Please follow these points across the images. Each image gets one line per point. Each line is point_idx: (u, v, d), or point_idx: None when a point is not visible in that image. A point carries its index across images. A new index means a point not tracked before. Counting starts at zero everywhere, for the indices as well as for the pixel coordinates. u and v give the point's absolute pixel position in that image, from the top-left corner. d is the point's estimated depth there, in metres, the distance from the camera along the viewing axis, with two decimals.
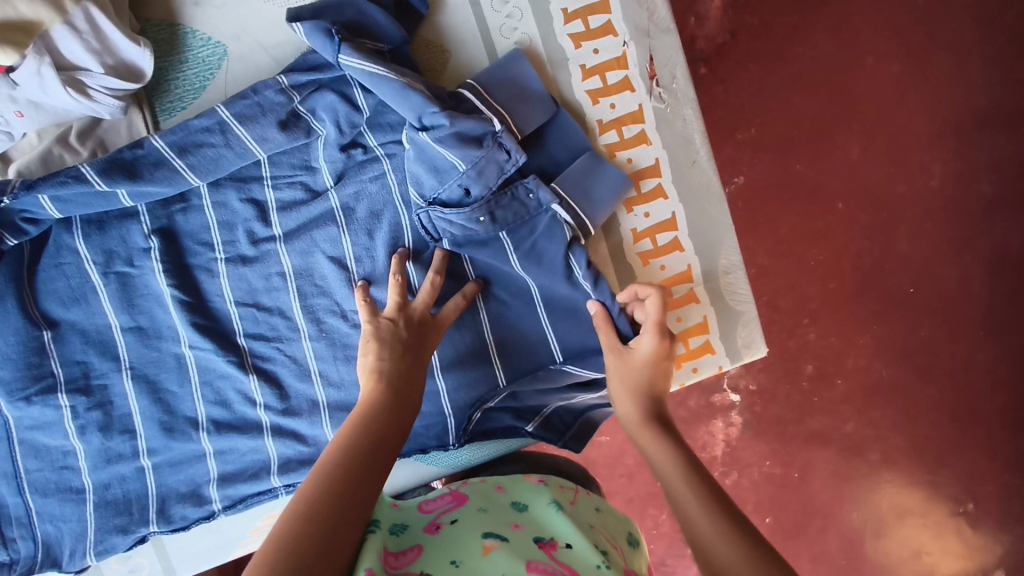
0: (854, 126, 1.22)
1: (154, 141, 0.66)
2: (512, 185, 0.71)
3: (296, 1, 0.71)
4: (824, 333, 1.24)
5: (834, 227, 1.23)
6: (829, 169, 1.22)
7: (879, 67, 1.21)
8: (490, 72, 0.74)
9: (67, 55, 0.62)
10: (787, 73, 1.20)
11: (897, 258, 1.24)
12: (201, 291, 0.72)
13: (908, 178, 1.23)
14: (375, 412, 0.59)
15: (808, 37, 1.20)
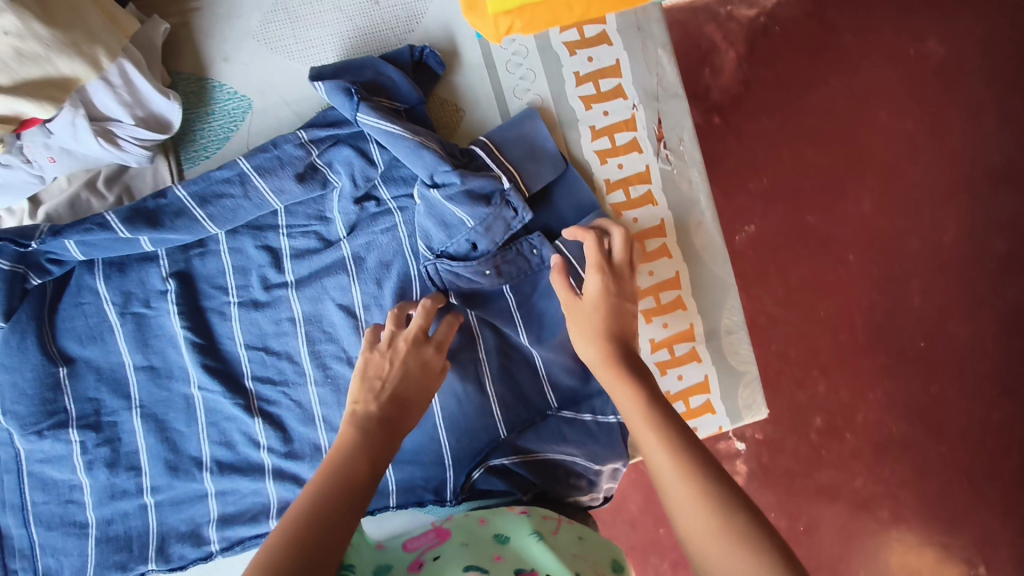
0: (866, 181, 1.23)
1: (176, 191, 0.69)
2: (517, 242, 0.75)
3: (320, 61, 0.75)
4: (834, 386, 1.23)
5: (846, 279, 1.23)
6: (840, 222, 1.23)
7: (891, 124, 1.23)
8: (502, 130, 0.77)
9: (100, 107, 0.65)
10: (800, 126, 1.22)
11: (909, 312, 1.24)
12: (213, 333, 0.74)
13: (919, 233, 1.24)
14: (353, 464, 0.57)
15: (821, 93, 1.22)
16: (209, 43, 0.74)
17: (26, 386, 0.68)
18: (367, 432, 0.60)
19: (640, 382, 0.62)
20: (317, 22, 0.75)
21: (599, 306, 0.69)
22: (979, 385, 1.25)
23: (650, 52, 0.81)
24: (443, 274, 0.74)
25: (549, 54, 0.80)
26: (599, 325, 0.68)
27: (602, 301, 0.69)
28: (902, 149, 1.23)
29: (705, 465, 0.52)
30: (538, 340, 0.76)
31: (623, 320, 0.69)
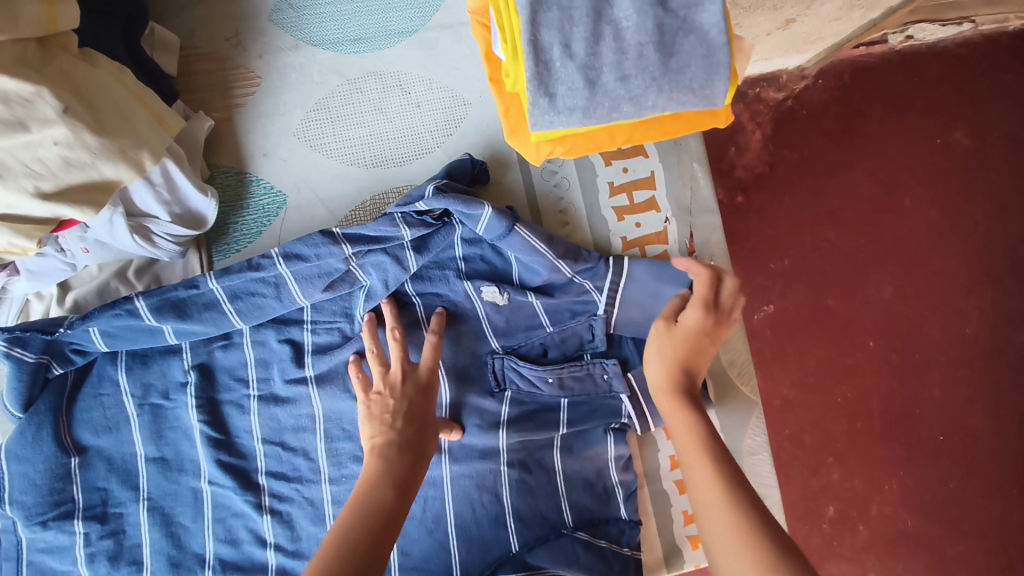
0: (889, 268, 1.12)
1: (209, 282, 0.69)
2: (589, 363, 0.76)
3: (357, 162, 0.76)
4: (848, 475, 1.11)
5: (865, 366, 1.11)
6: (862, 307, 1.11)
7: (917, 213, 1.12)
8: (647, 273, 0.75)
9: (139, 204, 0.65)
10: (823, 208, 1.12)
11: (929, 403, 1.11)
12: (228, 427, 0.72)
13: (942, 322, 1.11)
14: (379, 490, 0.59)
15: (848, 174, 1.12)
16: (250, 139, 0.75)
17: (37, 477, 0.67)
18: (390, 460, 0.61)
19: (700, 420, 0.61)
20: (357, 123, 0.76)
21: (692, 336, 0.67)
22: (1015, 495, 1.09)
23: (685, 167, 0.82)
24: (503, 373, 0.75)
25: (585, 163, 0.81)
26: (680, 352, 0.67)
27: (696, 336, 0.67)
28: (931, 236, 1.12)
29: (758, 522, 0.51)
30: (569, 451, 0.77)
31: (702, 359, 0.67)
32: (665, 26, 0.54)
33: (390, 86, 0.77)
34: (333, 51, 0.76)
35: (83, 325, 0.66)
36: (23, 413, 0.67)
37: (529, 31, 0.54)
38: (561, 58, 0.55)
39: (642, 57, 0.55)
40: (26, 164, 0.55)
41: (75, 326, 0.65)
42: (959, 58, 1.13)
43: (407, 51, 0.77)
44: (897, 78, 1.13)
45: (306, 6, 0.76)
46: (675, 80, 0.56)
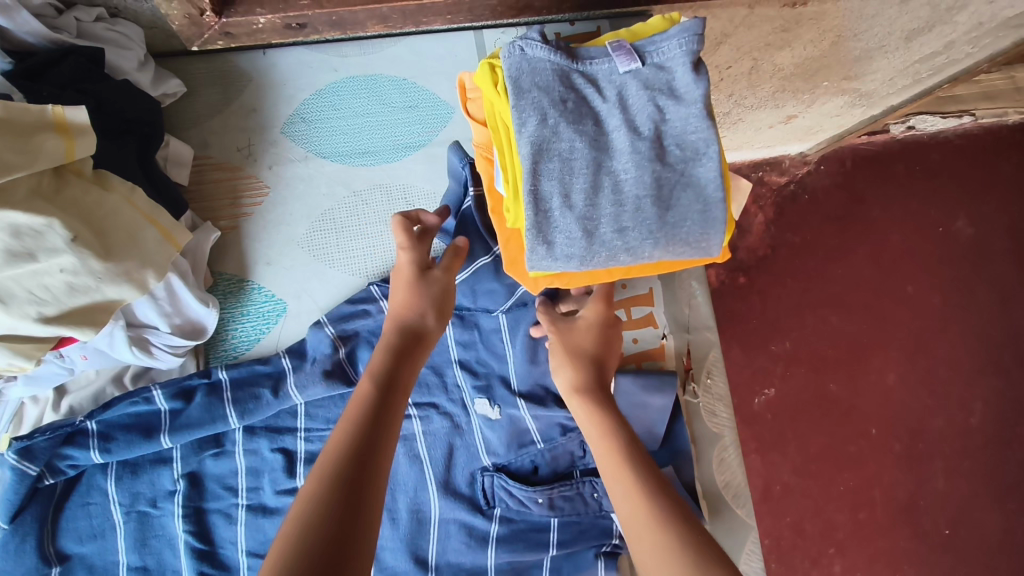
0: (890, 358, 1.11)
1: (220, 372, 0.71)
2: (580, 482, 0.74)
3: (359, 272, 0.77)
4: (852, 568, 1.06)
5: (867, 454, 1.08)
6: (864, 393, 1.10)
7: (919, 299, 1.12)
8: (634, 386, 0.77)
9: (141, 317, 0.66)
10: (825, 293, 1.11)
11: (933, 496, 1.08)
12: (214, 537, 0.70)
13: (946, 412, 1.10)
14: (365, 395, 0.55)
15: (850, 262, 1.12)
16: (256, 248, 0.76)
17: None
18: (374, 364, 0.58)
19: (618, 424, 0.62)
20: (361, 234, 0.78)
21: (590, 332, 0.69)
22: None
23: (684, 286, 0.84)
24: (494, 491, 0.74)
25: None
26: (583, 350, 0.68)
27: (598, 330, 0.70)
28: (932, 327, 1.12)
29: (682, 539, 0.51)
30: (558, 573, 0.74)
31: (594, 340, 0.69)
32: (662, 181, 0.57)
33: (395, 199, 0.79)
34: (342, 163, 0.79)
35: (100, 415, 0.68)
36: (7, 523, 0.65)
37: (531, 182, 0.57)
38: (560, 209, 0.57)
39: (640, 211, 0.57)
40: (31, 291, 0.56)
41: (94, 416, 0.67)
42: (960, 149, 1.15)
43: (415, 164, 0.80)
44: (899, 166, 1.14)
45: (318, 119, 0.79)
46: (672, 234, 0.57)
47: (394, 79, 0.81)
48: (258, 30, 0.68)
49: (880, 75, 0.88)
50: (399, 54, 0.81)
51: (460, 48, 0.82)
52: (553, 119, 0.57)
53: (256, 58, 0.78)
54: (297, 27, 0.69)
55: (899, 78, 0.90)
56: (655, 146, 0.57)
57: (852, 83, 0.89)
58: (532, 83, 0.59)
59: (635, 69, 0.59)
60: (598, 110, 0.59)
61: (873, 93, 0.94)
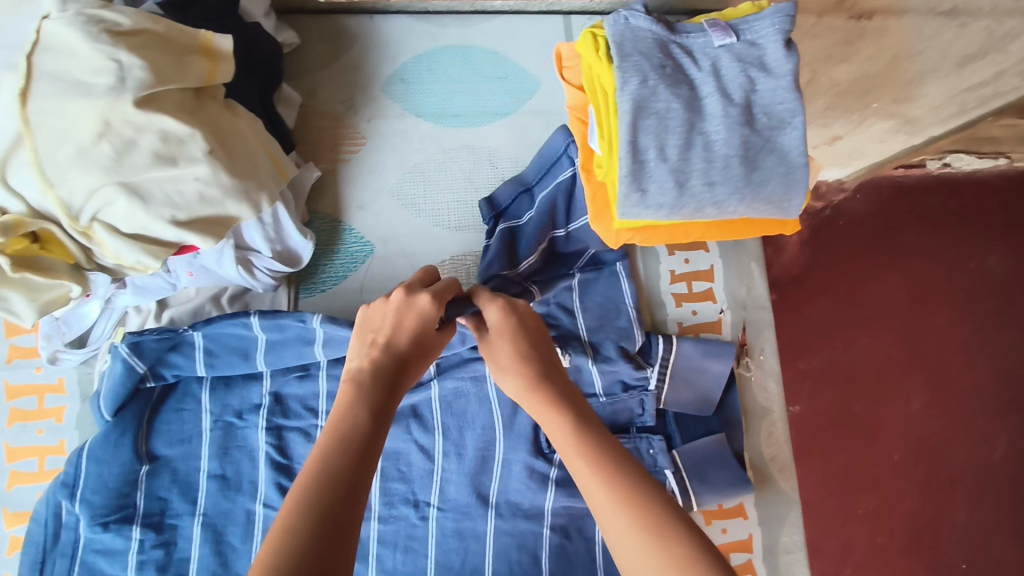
0: (917, 382, 1.11)
1: (313, 319, 0.73)
2: (637, 437, 0.81)
3: (443, 223, 0.83)
4: None
5: (888, 477, 1.08)
6: (886, 417, 1.10)
7: (949, 328, 1.13)
8: (694, 350, 0.83)
9: (247, 239, 0.72)
10: (854, 316, 1.12)
11: (953, 527, 1.07)
12: (290, 453, 0.74)
13: (969, 443, 1.10)
14: (352, 424, 0.50)
15: (880, 290, 1.13)
16: (350, 191, 0.82)
17: (109, 479, 0.70)
18: (362, 388, 0.53)
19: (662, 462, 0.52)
20: (447, 188, 0.84)
21: (500, 336, 0.63)
22: None
23: (742, 265, 0.88)
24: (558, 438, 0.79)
25: (650, 251, 0.87)
26: (506, 354, 0.62)
27: (504, 333, 0.63)
28: (957, 360, 1.12)
29: None
30: None
31: (530, 342, 0.62)
32: (750, 144, 0.62)
33: (480, 159, 0.85)
34: (434, 122, 0.85)
35: (203, 329, 0.73)
36: (112, 416, 0.72)
37: (629, 135, 0.62)
38: (655, 161, 0.62)
39: (728, 168, 0.62)
40: (167, 194, 0.61)
41: (199, 329, 0.72)
42: (997, 187, 1.16)
43: (499, 129, 0.86)
44: (936, 199, 1.15)
45: (416, 81, 0.85)
46: (756, 192, 0.62)
47: (488, 52, 0.87)
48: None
49: (930, 100, 0.92)
50: (493, 30, 0.88)
51: (550, 31, 0.89)
52: (653, 81, 0.63)
53: (364, 20, 0.85)
54: None
55: (946, 107, 0.94)
56: (745, 112, 0.62)
57: (902, 108, 0.92)
58: (634, 48, 0.64)
59: (729, 44, 0.65)
60: (693, 78, 0.64)
61: (919, 120, 0.97)
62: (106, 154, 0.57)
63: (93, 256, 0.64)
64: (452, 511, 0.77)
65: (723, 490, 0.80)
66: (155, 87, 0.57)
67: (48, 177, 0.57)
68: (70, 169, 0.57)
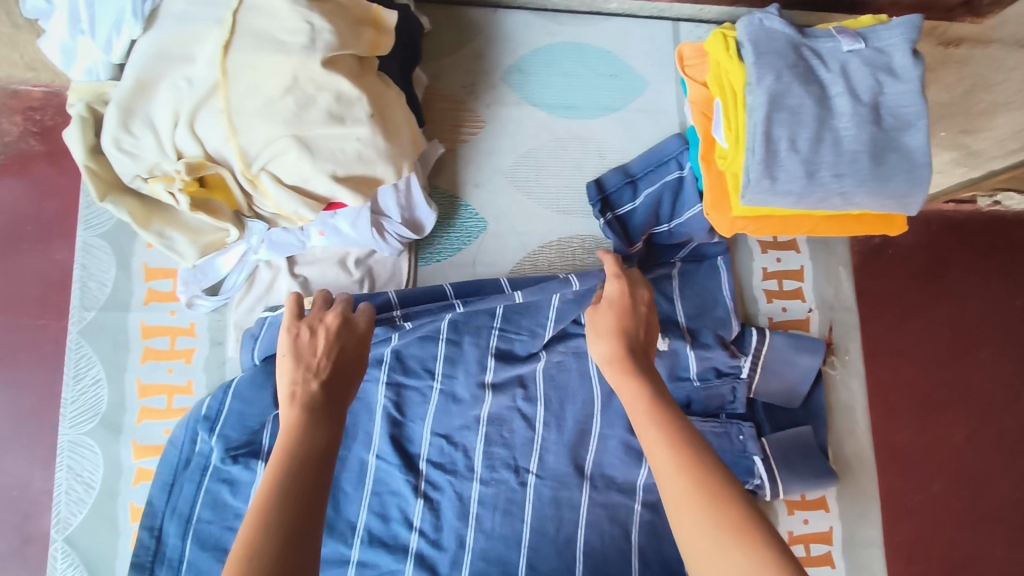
0: (954, 416, 1.07)
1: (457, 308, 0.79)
2: (727, 422, 0.85)
3: (555, 207, 0.88)
4: None
5: (936, 506, 1.03)
6: (932, 446, 1.06)
7: (992, 364, 1.09)
8: (786, 344, 0.87)
9: (381, 204, 0.77)
10: (906, 342, 1.09)
11: (993, 562, 1.02)
12: (405, 410, 0.81)
13: (1006, 475, 1.05)
14: (309, 446, 0.50)
15: (930, 318, 1.10)
16: (468, 171, 0.87)
17: (250, 420, 0.74)
18: (317, 408, 0.53)
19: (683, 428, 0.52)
20: (559, 175, 0.89)
21: (609, 310, 0.67)
22: None
23: (831, 267, 0.92)
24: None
25: (745, 248, 0.91)
26: (607, 326, 0.65)
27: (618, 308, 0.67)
28: (1004, 395, 1.09)
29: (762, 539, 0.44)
30: None
31: (637, 325, 0.66)
32: (878, 141, 0.66)
33: (590, 150, 0.90)
34: (549, 112, 0.90)
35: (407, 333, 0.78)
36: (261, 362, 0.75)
37: (765, 126, 0.66)
38: (787, 151, 0.66)
39: (857, 162, 0.66)
40: (331, 151, 0.66)
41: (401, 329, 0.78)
42: None
43: (609, 124, 0.91)
44: (983, 237, 1.13)
45: (534, 72, 0.91)
46: (882, 185, 0.67)
47: (602, 51, 0.93)
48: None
49: (995, 133, 0.97)
50: (607, 31, 0.93)
51: (660, 35, 0.94)
52: (787, 78, 0.67)
53: (488, 13, 0.91)
54: None
55: (1011, 141, 0.98)
56: (873, 112, 0.67)
57: (967, 138, 0.99)
58: (768, 48, 0.69)
59: (858, 50, 0.69)
60: (823, 79, 0.69)
61: (981, 153, 1.02)
62: (289, 108, 0.62)
63: (252, 203, 0.69)
64: (550, 479, 0.81)
65: (809, 480, 0.84)
66: (339, 50, 0.62)
67: (234, 125, 0.62)
68: (255, 118, 0.62)
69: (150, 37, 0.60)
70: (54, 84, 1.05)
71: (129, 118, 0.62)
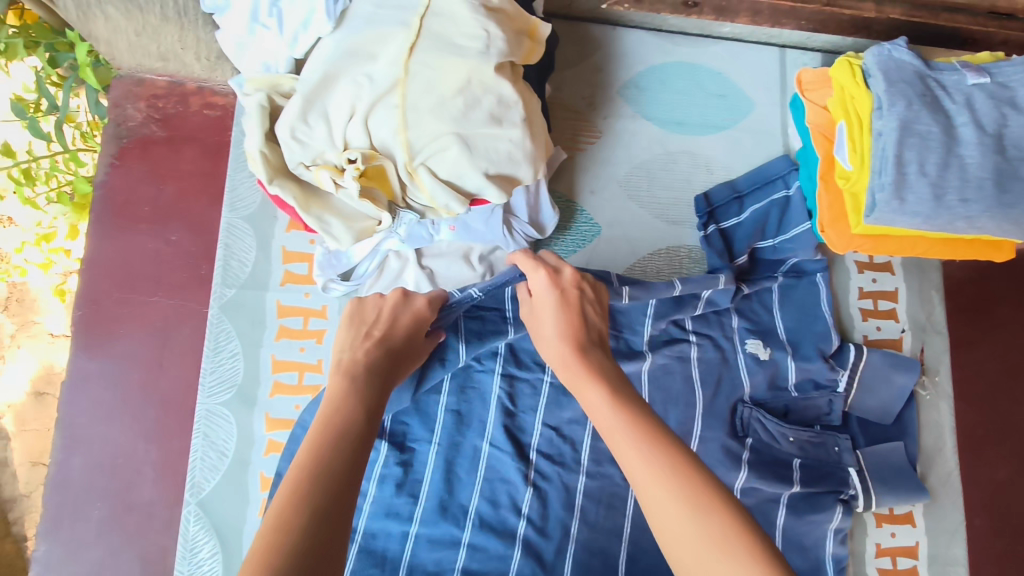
0: (1010, 449, 0.94)
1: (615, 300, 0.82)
2: (823, 433, 0.89)
3: (664, 217, 0.93)
4: None
5: (973, 538, 0.90)
6: (977, 477, 0.92)
7: None
8: (881, 362, 0.91)
9: (512, 204, 0.82)
10: (967, 364, 0.96)
11: None
12: (517, 401, 0.85)
13: None
14: (348, 418, 0.56)
15: (995, 340, 0.98)
16: (585, 179, 0.92)
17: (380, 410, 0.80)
18: (359, 381, 0.61)
19: (631, 402, 0.59)
20: (668, 187, 0.93)
21: (550, 296, 0.71)
22: None
23: (925, 291, 0.96)
24: (751, 422, 0.87)
25: (842, 268, 0.95)
26: (548, 316, 0.69)
27: (555, 295, 0.70)
28: None
29: (710, 492, 0.50)
30: (794, 512, 0.85)
31: (576, 309, 0.70)
32: (1002, 170, 0.70)
33: (698, 165, 0.95)
34: (660, 127, 0.95)
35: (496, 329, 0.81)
36: None
37: (896, 149, 0.70)
38: (916, 175, 0.70)
39: (983, 188, 0.70)
40: (486, 151, 0.69)
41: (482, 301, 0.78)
42: None
43: (717, 141, 0.95)
44: None
45: (647, 88, 0.96)
46: (1005, 212, 0.70)
47: (712, 72, 0.97)
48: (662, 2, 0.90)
49: None
50: (718, 53, 0.98)
51: (768, 59, 0.99)
52: (917, 106, 0.72)
53: (608, 30, 0.96)
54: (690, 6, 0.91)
55: None
56: (998, 142, 0.71)
57: None
58: (897, 77, 0.73)
59: (983, 83, 0.73)
60: (949, 109, 0.72)
61: None
62: (457, 107, 0.66)
63: (406, 194, 0.73)
64: None
65: (901, 495, 0.87)
66: (508, 57, 0.67)
67: (406, 120, 0.66)
68: (426, 115, 0.66)
69: (341, 36, 0.65)
70: (180, 73, 1.08)
71: (308, 109, 0.67)
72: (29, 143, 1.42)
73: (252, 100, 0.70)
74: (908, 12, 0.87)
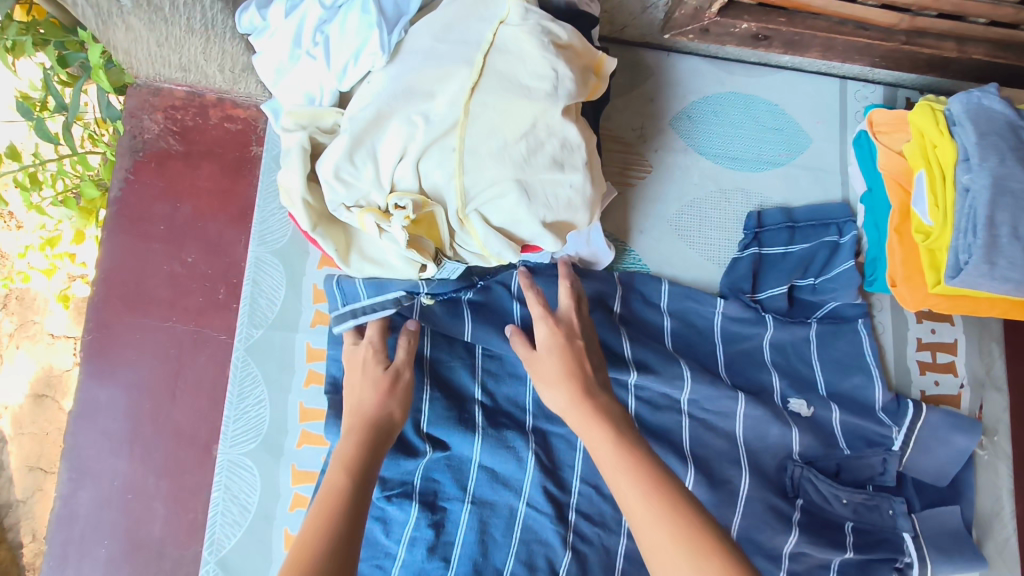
0: None
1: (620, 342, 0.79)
2: (878, 496, 0.83)
3: (714, 259, 0.88)
4: None
5: None
6: None
7: None
8: (942, 421, 0.85)
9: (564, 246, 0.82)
10: None
11: None
12: (556, 457, 0.78)
13: None
14: (338, 479, 0.61)
15: None
16: (634, 216, 0.87)
17: (405, 462, 0.75)
18: (348, 460, 0.63)
19: (637, 443, 0.61)
20: (720, 226, 0.88)
21: (551, 351, 0.71)
22: None
23: (985, 343, 0.91)
24: (801, 482, 0.81)
25: (901, 316, 0.89)
26: (551, 372, 0.69)
27: (556, 349, 0.71)
28: None
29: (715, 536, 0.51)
30: None
31: (580, 359, 0.70)
32: None
33: (751, 203, 0.89)
34: (712, 162, 0.89)
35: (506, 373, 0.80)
36: None
37: (988, 210, 0.65)
38: (1009, 237, 0.65)
39: None
40: (547, 197, 0.63)
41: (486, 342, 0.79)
42: None
43: (772, 178, 0.90)
44: None
45: (701, 120, 0.90)
46: None
47: (767, 103, 0.92)
48: (731, 32, 0.81)
49: None
50: (775, 83, 0.92)
51: (828, 91, 0.93)
52: (1011, 161, 0.66)
53: (661, 56, 0.91)
54: (758, 39, 0.83)
55: None
56: None
57: None
58: (988, 127, 0.68)
59: None
60: None
61: None
62: (520, 152, 0.61)
63: (455, 242, 0.67)
64: None
65: (958, 562, 0.82)
66: (575, 99, 0.62)
67: (463, 164, 0.61)
68: (486, 160, 0.61)
69: (395, 70, 0.61)
70: (200, 84, 0.95)
71: (356, 148, 0.61)
72: (37, 144, 1.35)
73: (294, 139, 0.65)
74: (991, 53, 0.82)
